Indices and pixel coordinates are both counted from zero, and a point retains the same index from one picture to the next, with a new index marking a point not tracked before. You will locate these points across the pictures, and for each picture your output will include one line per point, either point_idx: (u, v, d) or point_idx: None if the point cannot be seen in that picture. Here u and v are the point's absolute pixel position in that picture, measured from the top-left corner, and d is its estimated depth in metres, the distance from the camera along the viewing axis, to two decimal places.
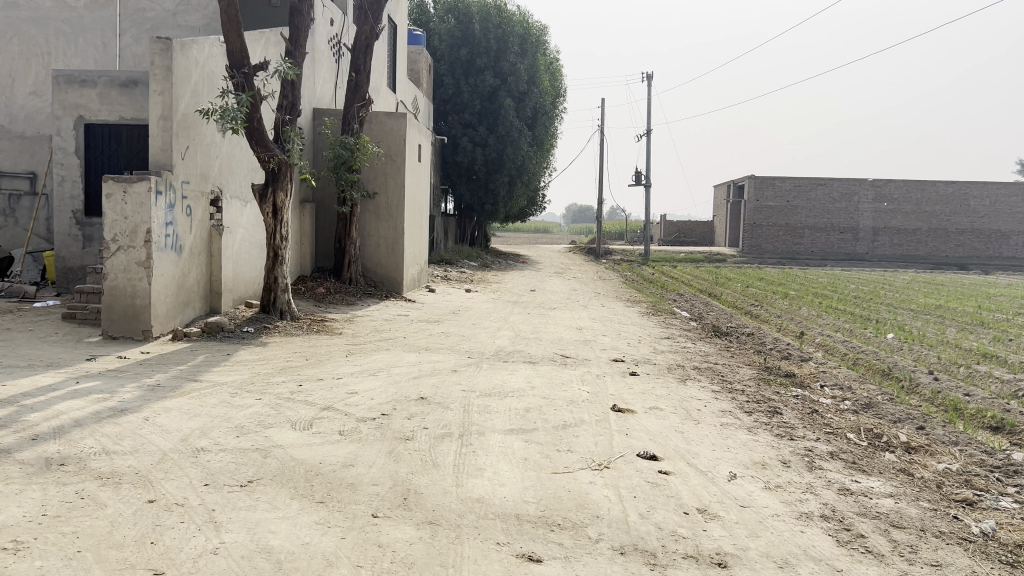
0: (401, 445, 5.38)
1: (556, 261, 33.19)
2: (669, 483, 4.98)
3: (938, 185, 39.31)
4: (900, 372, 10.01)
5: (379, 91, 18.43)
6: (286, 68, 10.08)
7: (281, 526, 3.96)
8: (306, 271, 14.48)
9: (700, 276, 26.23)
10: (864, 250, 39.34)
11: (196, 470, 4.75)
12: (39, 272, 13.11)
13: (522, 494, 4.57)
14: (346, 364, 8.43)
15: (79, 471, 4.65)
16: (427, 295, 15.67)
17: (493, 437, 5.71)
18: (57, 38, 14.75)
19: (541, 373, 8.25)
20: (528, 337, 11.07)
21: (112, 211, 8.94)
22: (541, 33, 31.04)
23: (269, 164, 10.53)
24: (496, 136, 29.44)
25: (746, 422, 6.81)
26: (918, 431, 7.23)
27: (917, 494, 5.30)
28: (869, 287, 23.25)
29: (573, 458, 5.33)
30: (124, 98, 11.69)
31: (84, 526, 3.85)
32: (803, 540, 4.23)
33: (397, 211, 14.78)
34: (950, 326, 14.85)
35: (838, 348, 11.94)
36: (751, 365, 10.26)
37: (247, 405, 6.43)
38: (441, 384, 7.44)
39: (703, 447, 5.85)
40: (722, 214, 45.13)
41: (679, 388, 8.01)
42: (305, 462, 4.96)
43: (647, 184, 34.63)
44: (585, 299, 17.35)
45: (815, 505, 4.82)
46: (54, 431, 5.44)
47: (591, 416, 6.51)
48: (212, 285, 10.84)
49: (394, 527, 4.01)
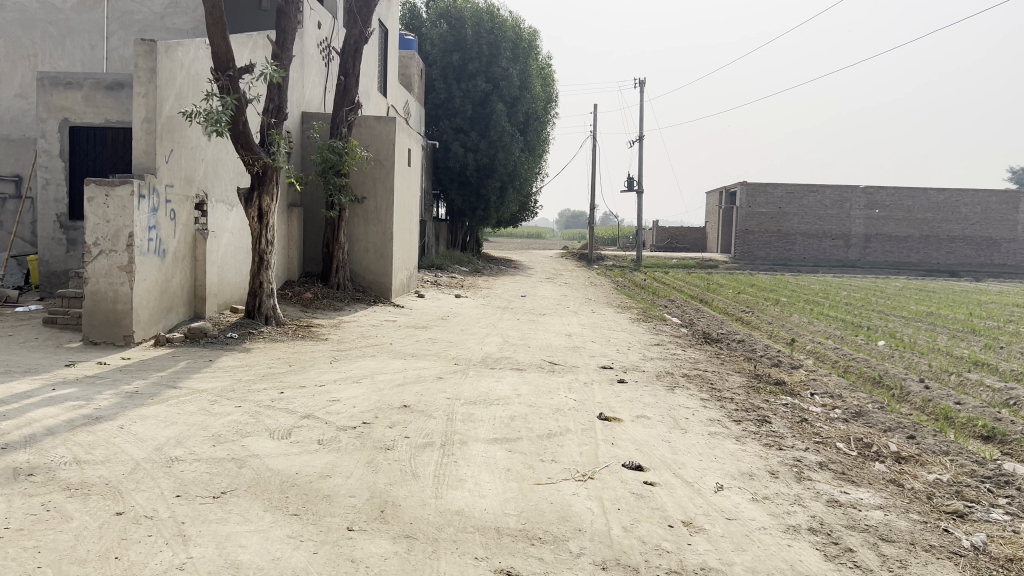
0: (381, 455, 5.26)
1: (549, 266, 33.09)
2: (654, 494, 4.87)
3: (930, 192, 39.37)
4: (891, 381, 9.93)
5: (370, 95, 18.34)
6: (271, 71, 9.96)
7: (252, 540, 3.83)
8: (293, 275, 14.37)
9: (692, 282, 26.18)
10: (855, 256, 39.38)
11: (168, 481, 4.62)
12: (23, 276, 12.97)
13: (503, 506, 4.46)
14: (330, 370, 8.29)
15: (46, 483, 4.51)
16: (416, 301, 15.53)
17: (476, 446, 5.59)
18: (43, 40, 14.56)
19: (528, 381, 8.12)
20: (517, 344, 10.95)
21: (93, 215, 8.79)
22: (533, 38, 30.96)
23: (254, 168, 10.39)
24: (488, 141, 29.33)
25: (735, 431, 6.70)
26: (909, 440, 7.14)
27: (907, 506, 5.20)
28: (861, 294, 23.17)
29: (556, 468, 5.22)
30: (109, 101, 11.56)
31: (48, 540, 3.73)
32: (790, 555, 4.12)
33: (386, 215, 14.66)
34: (941, 333, 14.78)
35: (829, 355, 11.85)
36: (740, 373, 10.15)
37: (226, 413, 6.30)
38: (426, 391, 7.32)
39: (690, 458, 5.74)
40: (714, 220, 45.13)
41: (667, 396, 7.90)
42: (281, 473, 4.84)
43: (639, 190, 34.57)
44: (576, 305, 17.24)
45: (802, 517, 4.71)
46: (25, 439, 5.30)
47: (577, 425, 6.40)
48: (196, 290, 10.70)
49: (369, 542, 3.89)
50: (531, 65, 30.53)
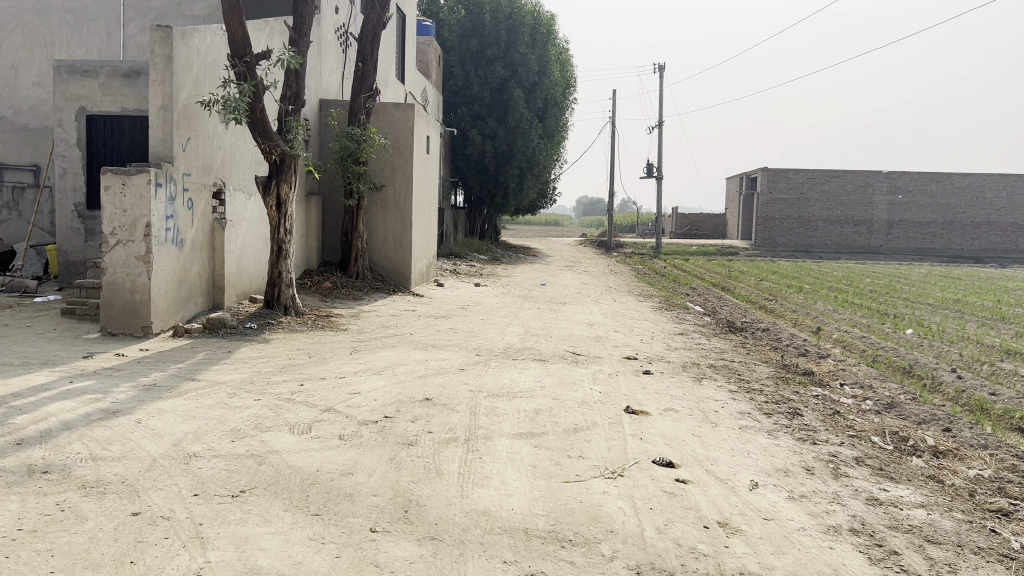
0: (404, 451, 5.10)
1: (567, 254, 32.93)
2: (687, 493, 4.69)
3: (954, 177, 38.74)
4: (922, 370, 9.68)
5: (387, 81, 18.16)
6: (289, 56, 9.78)
7: (272, 542, 3.69)
8: (312, 264, 14.28)
9: (713, 270, 25.90)
10: (878, 242, 38.90)
11: (186, 478, 4.50)
12: (42, 266, 12.94)
13: (531, 506, 4.29)
14: (350, 362, 8.15)
15: (62, 481, 4.39)
16: (435, 289, 15.38)
17: (500, 442, 5.43)
18: (60, 28, 14.48)
19: (551, 372, 7.94)
20: (538, 333, 10.78)
21: (110, 203, 8.67)
22: (552, 22, 30.64)
23: (271, 156, 10.23)
24: (506, 127, 29.09)
25: (766, 425, 6.51)
26: (944, 433, 6.92)
27: (950, 504, 4.99)
28: (885, 280, 22.80)
29: (584, 465, 5.05)
30: (126, 89, 11.41)
31: (61, 542, 3.60)
32: (832, 558, 3.94)
33: (405, 203, 14.48)
34: (970, 321, 14.48)
35: (857, 344, 11.61)
36: (767, 363, 9.92)
37: (245, 407, 6.17)
38: (448, 383, 7.18)
39: (722, 453, 5.55)
40: (734, 207, 44.73)
41: (695, 388, 7.71)
42: (302, 470, 4.70)
43: (658, 176, 34.24)
44: (597, 294, 17.03)
45: (843, 517, 4.52)
46: (41, 435, 5.20)
47: (603, 418, 6.23)
48: (215, 279, 10.60)
49: (393, 544, 3.74)
50: (550, 51, 30.28)
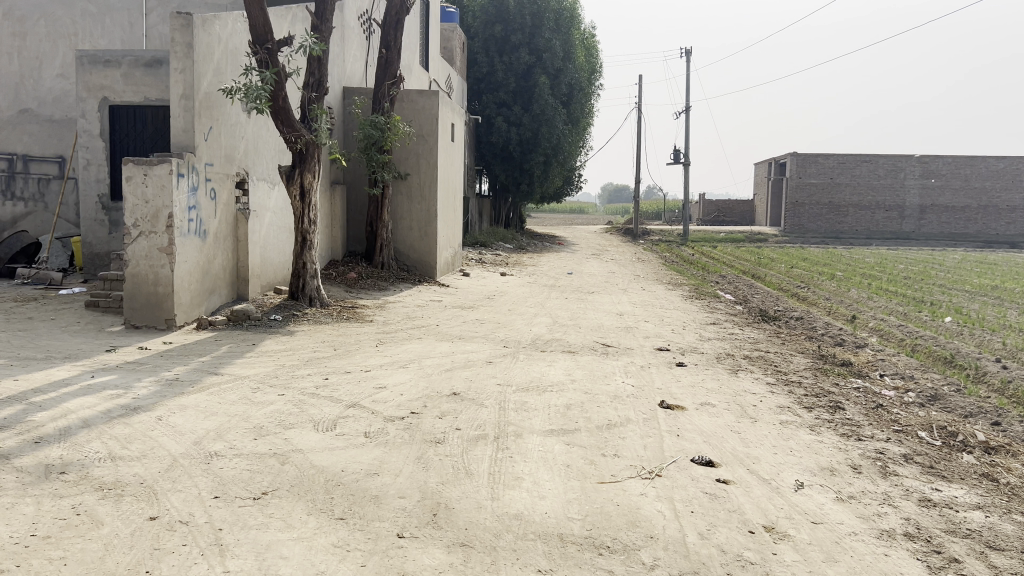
0: (431, 450, 4.90)
1: (594, 242, 32.61)
2: (729, 495, 4.45)
3: (989, 161, 37.89)
4: (965, 360, 9.32)
5: (411, 69, 17.94)
6: (311, 43, 9.58)
7: (294, 550, 3.50)
8: (337, 255, 14.14)
9: (742, 257, 25.44)
10: (910, 228, 38.12)
11: (206, 479, 4.33)
12: (67, 257, 13.00)
13: (566, 510, 4.07)
14: (376, 355, 7.97)
15: (78, 482, 4.24)
16: (461, 279, 15.19)
17: (532, 439, 5.22)
18: (83, 19, 14.03)
19: (582, 365, 7.71)
20: (567, 324, 10.54)
21: (132, 195, 8.54)
22: (576, 7, 30.26)
23: (295, 145, 10.06)
24: (531, 114, 28.76)
25: (807, 420, 6.24)
26: (994, 428, 6.60)
27: (1008, 505, 4.71)
28: (920, 266, 22.23)
29: (620, 464, 4.83)
30: (149, 79, 11.22)
31: (75, 550, 3.44)
32: (888, 567, 3.69)
33: (429, 192, 14.28)
34: (1009, 308, 14.05)
35: (894, 334, 11.25)
36: (804, 354, 9.62)
37: (268, 403, 6.00)
38: (476, 377, 6.97)
39: (763, 451, 5.30)
40: (763, 193, 44.15)
41: (731, 381, 7.44)
42: (326, 470, 4.52)
43: (685, 163, 33.77)
44: (625, 282, 16.75)
45: (896, 520, 4.26)
46: (60, 433, 5.05)
47: (638, 414, 5.99)
48: (239, 271, 10.46)
49: (421, 551, 3.54)
50: (574, 36, 29.92)
